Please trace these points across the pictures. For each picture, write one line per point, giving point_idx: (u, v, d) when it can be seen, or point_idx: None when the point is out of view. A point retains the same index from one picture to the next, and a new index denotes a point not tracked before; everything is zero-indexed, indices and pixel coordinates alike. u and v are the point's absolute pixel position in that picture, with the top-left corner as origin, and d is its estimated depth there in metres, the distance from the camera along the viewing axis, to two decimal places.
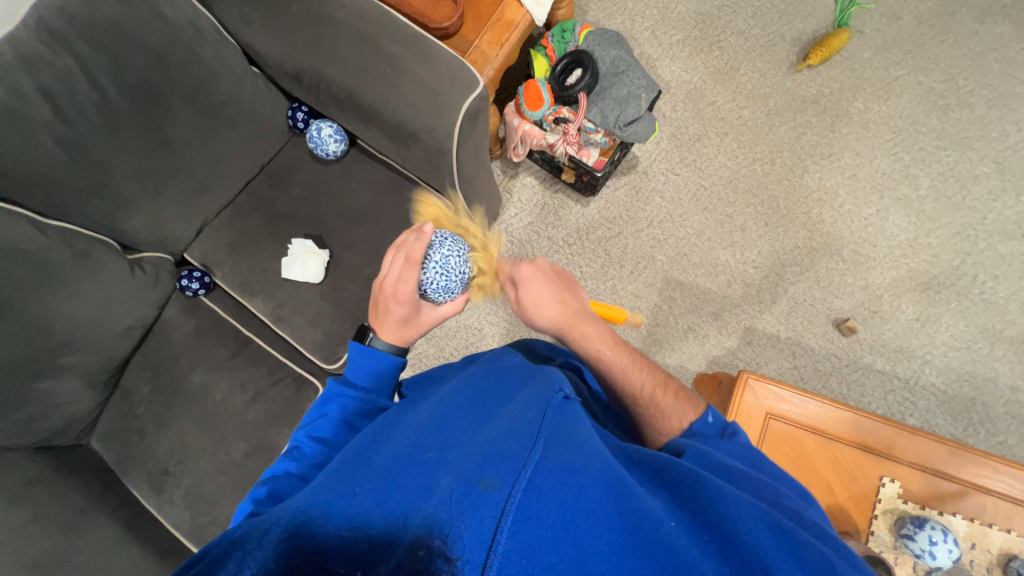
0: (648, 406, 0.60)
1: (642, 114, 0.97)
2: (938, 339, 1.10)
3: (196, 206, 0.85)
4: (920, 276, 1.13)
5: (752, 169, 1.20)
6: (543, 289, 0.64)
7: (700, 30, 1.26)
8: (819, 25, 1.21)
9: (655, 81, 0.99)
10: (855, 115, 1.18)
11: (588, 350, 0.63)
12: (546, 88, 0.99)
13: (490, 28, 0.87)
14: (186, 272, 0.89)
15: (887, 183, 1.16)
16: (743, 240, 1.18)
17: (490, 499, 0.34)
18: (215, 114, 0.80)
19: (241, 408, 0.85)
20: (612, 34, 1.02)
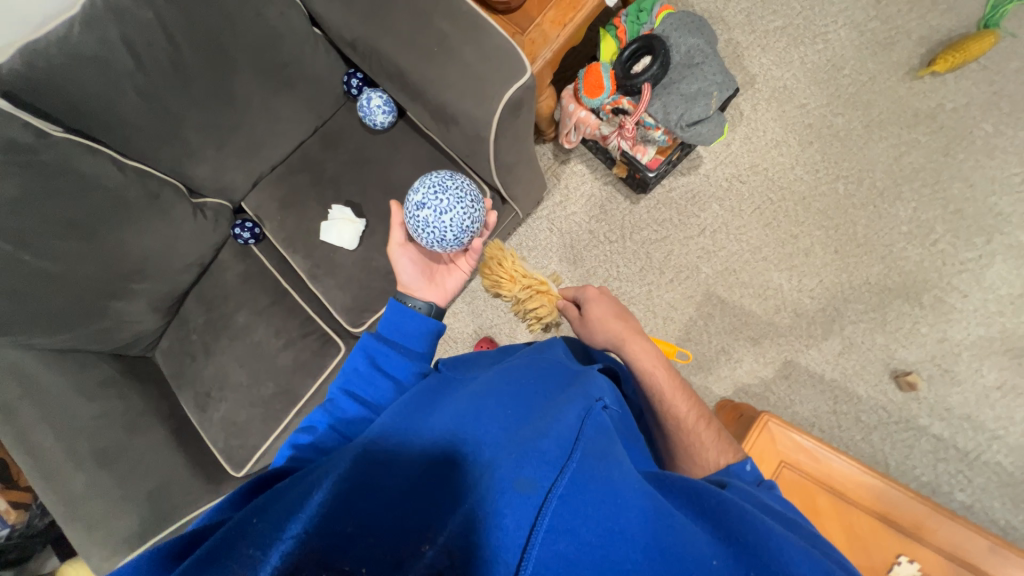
0: (689, 437, 0.61)
1: (710, 115, 0.88)
2: (1018, 415, 0.96)
3: (253, 161, 0.90)
4: (1013, 340, 0.97)
5: (833, 188, 1.06)
6: (609, 306, 0.74)
7: (804, 18, 1.10)
8: (957, 24, 1.01)
9: (733, 78, 0.88)
10: (978, 139, 1.00)
11: (640, 365, 0.67)
12: (608, 75, 0.92)
13: (555, 5, 0.81)
14: (240, 221, 0.96)
15: (1000, 226, 0.98)
16: (804, 265, 1.07)
17: (529, 502, 0.36)
18: (275, 74, 0.83)
19: (273, 352, 0.93)
20: (695, 18, 0.91)
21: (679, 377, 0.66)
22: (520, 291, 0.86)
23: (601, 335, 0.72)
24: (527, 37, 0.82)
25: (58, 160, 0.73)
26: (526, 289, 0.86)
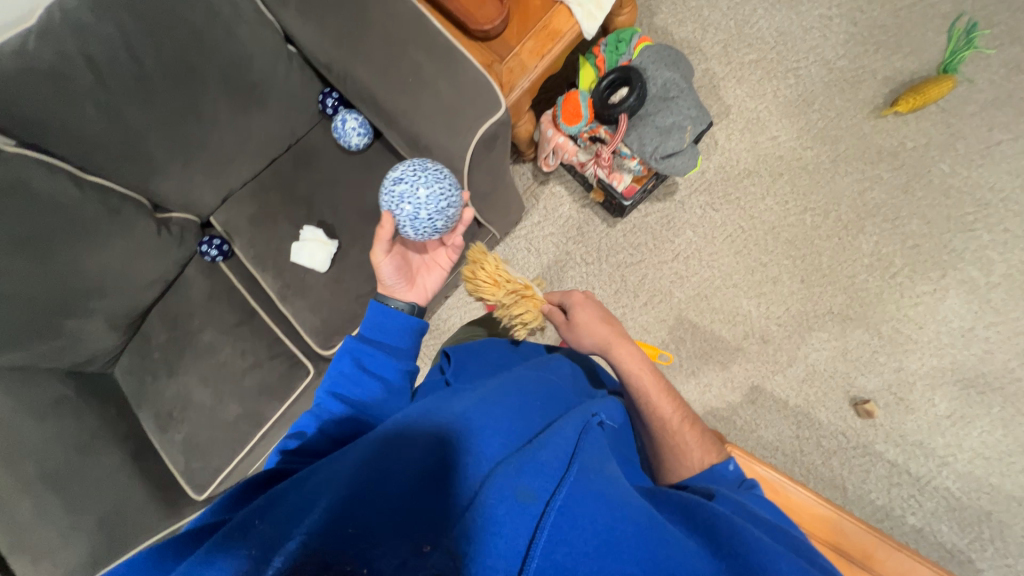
0: (676, 439, 0.63)
1: (683, 148, 0.90)
2: (967, 443, 1.01)
3: (222, 178, 0.88)
4: (964, 371, 1.02)
5: (801, 219, 1.10)
6: (595, 311, 0.74)
7: (778, 52, 1.13)
8: (919, 67, 1.06)
9: (707, 113, 0.90)
10: (936, 179, 1.04)
11: (627, 369, 0.69)
12: (585, 104, 0.94)
13: (533, 36, 0.82)
14: (208, 238, 0.94)
15: (955, 262, 1.03)
16: (772, 293, 1.10)
17: (527, 510, 0.37)
18: (247, 92, 0.81)
19: (239, 373, 0.90)
20: (671, 53, 0.93)
21: (663, 380, 0.68)
22: (506, 298, 0.78)
23: (590, 339, 0.73)
24: (505, 66, 0.82)
25: (9, 176, 0.70)
26: (512, 295, 0.79)
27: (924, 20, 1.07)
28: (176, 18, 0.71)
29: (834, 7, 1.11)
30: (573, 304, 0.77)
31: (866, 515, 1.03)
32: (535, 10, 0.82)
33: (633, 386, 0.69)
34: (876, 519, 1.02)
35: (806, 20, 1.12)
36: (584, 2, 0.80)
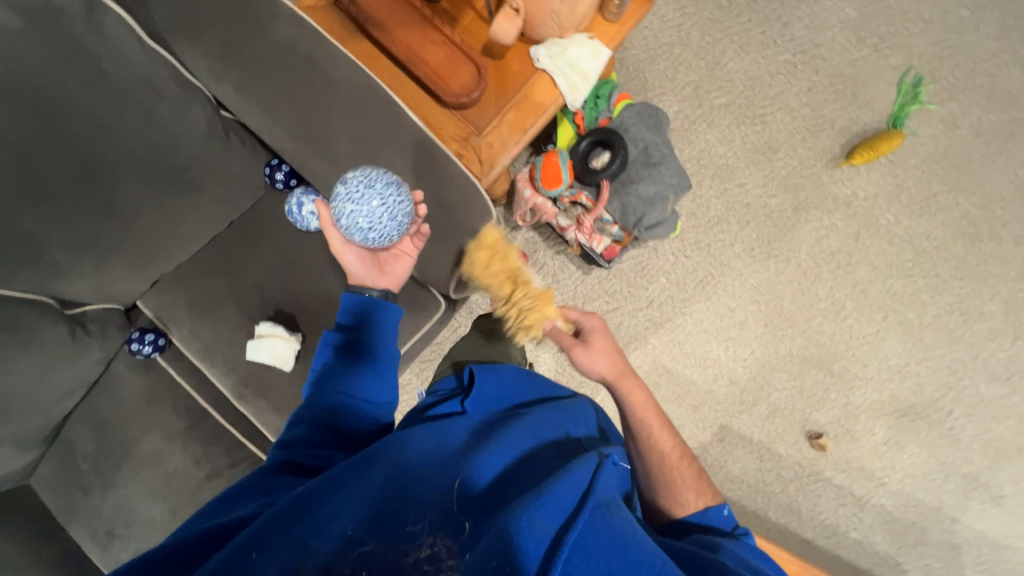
0: (671, 475, 0.61)
1: (666, 218, 0.88)
2: (899, 465, 1.14)
3: (148, 268, 0.75)
4: (900, 402, 1.13)
5: (766, 265, 1.14)
6: (605, 340, 0.67)
7: (746, 97, 1.13)
8: (872, 118, 1.11)
9: (687, 180, 0.88)
10: (882, 227, 1.12)
11: (628, 404, 0.66)
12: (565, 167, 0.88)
13: (513, 107, 0.75)
14: (138, 333, 0.81)
15: (895, 305, 1.12)
16: (739, 337, 1.15)
17: (536, 548, 0.40)
18: (175, 177, 0.70)
19: (194, 484, 0.80)
20: (651, 112, 0.90)
21: (664, 415, 0.66)
22: (519, 300, 0.74)
23: (604, 366, 0.65)
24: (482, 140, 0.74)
25: None
26: (526, 297, 0.74)
27: (878, 71, 1.11)
28: (70, 108, 0.61)
29: (798, 53, 1.12)
30: (589, 328, 0.68)
31: (816, 534, 1.15)
32: (515, 80, 0.76)
33: (635, 419, 0.66)
34: (824, 536, 1.15)
35: (772, 64, 1.12)
36: (569, 76, 0.73)
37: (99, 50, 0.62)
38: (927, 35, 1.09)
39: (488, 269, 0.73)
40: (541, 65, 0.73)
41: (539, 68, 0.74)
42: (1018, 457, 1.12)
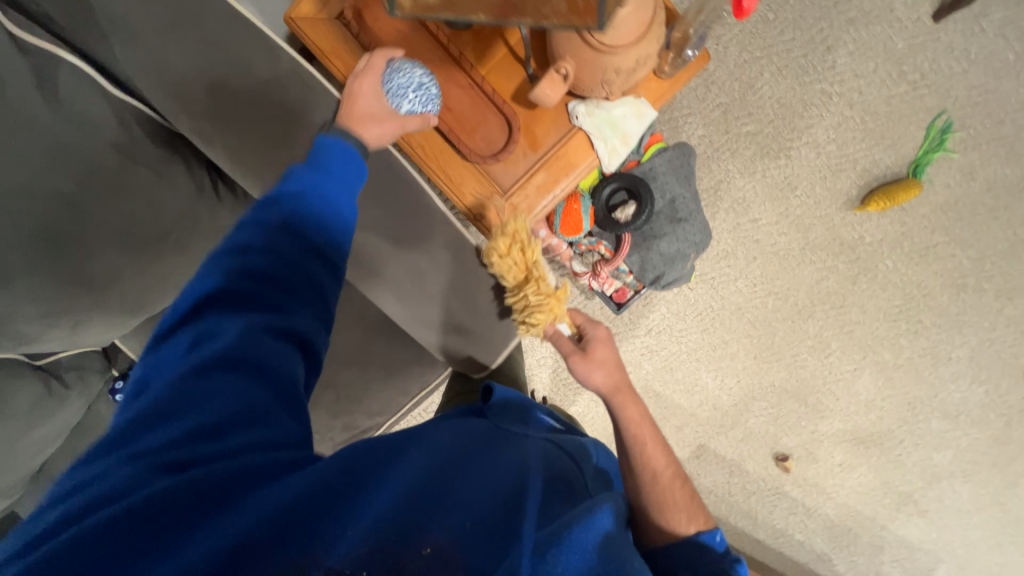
0: (664, 493, 0.61)
1: (682, 276, 0.87)
2: (847, 484, 1.27)
3: (127, 326, 0.75)
4: (860, 432, 1.24)
5: (764, 301, 1.16)
6: (609, 349, 0.78)
7: (774, 128, 1.07)
8: (895, 162, 1.08)
9: (710, 239, 0.86)
10: (880, 272, 1.14)
11: (624, 420, 0.71)
12: (587, 215, 0.83)
13: (542, 164, 0.75)
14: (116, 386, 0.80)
15: (875, 346, 1.18)
16: (728, 367, 1.20)
17: None
18: (151, 242, 0.70)
19: None
20: (685, 159, 0.84)
21: (660, 435, 0.69)
22: (530, 294, 0.76)
23: (600, 376, 0.75)
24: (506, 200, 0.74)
25: None
26: (538, 293, 0.76)
27: (909, 111, 1.06)
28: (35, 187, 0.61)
29: (835, 83, 1.05)
30: (594, 337, 0.79)
31: (766, 536, 1.30)
32: (544, 133, 0.75)
33: (631, 433, 0.69)
34: (773, 537, 1.30)
35: (807, 93, 1.06)
36: (609, 138, 0.72)
37: (86, 130, 0.65)
38: (966, 77, 1.04)
39: (511, 256, 0.74)
40: (580, 123, 0.72)
41: (574, 123, 0.73)
42: (950, 480, 1.27)
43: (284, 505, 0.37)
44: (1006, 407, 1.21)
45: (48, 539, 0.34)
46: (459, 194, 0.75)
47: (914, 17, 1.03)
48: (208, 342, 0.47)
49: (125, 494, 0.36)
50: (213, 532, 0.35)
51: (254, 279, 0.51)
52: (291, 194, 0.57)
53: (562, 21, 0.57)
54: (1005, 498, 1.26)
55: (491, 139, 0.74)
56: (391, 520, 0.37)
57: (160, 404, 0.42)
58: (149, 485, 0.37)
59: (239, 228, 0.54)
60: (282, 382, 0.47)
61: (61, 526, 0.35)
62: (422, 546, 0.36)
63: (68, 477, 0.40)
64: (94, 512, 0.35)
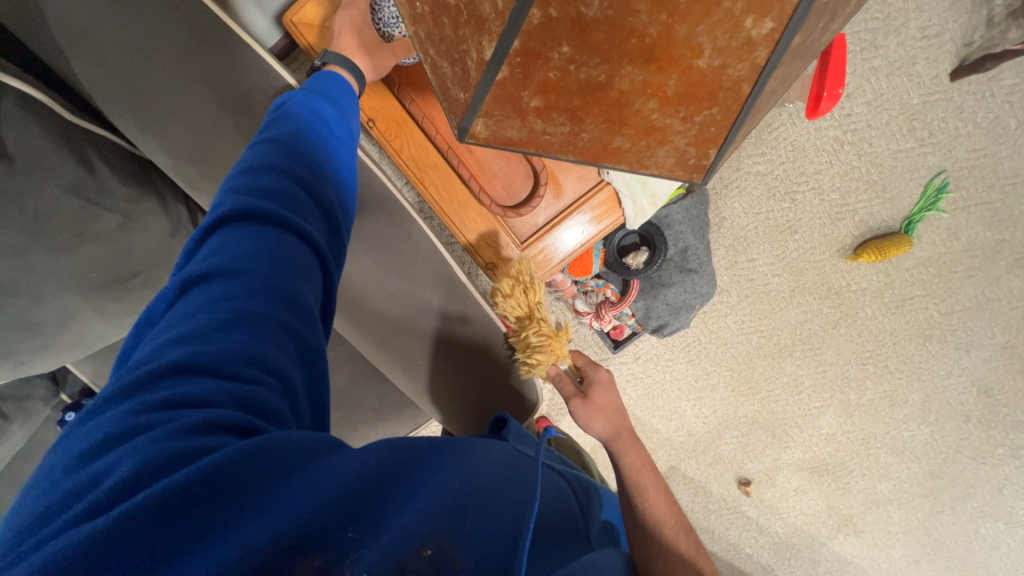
0: (671, 540, 0.60)
1: (683, 320, 1.04)
2: (798, 506, 1.29)
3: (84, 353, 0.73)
4: (816, 460, 1.27)
5: (749, 339, 1.19)
6: (613, 397, 0.76)
7: (784, 169, 1.09)
8: (890, 216, 1.10)
9: (714, 289, 1.02)
10: (859, 319, 1.17)
11: (629, 467, 0.69)
12: (598, 258, 0.95)
13: (562, 217, 0.77)
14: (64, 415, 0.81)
15: (842, 386, 1.22)
16: (707, 398, 1.23)
17: None
18: (122, 285, 0.71)
19: None
20: (700, 217, 0.99)
21: (661, 480, 0.68)
22: (531, 335, 0.70)
23: (600, 424, 0.74)
24: (523, 251, 0.77)
25: None
26: (539, 334, 0.70)
27: (912, 168, 1.07)
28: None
29: (849, 131, 1.07)
30: (595, 380, 0.77)
31: (720, 549, 1.31)
32: (567, 182, 0.76)
33: (633, 479, 0.68)
34: (725, 551, 1.31)
35: (819, 140, 1.08)
36: (638, 197, 0.76)
37: (36, 174, 0.60)
38: (969, 140, 1.05)
39: (514, 297, 0.70)
40: (608, 178, 0.74)
41: (603, 177, 0.75)
42: (886, 506, 1.27)
43: (331, 501, 0.30)
44: (945, 445, 1.23)
45: (55, 535, 0.26)
46: (477, 239, 0.78)
47: (934, 73, 1.03)
48: (220, 287, 0.38)
49: (146, 476, 0.28)
50: (265, 526, 0.28)
51: (266, 219, 0.42)
52: (304, 140, 0.50)
53: (665, 174, 0.47)
54: (933, 524, 1.26)
55: (513, 189, 0.75)
56: (409, 523, 0.31)
57: (172, 360, 0.33)
58: (177, 462, 0.29)
59: (246, 167, 0.45)
60: (307, 344, 0.40)
61: (70, 514, 0.27)
62: (421, 545, 0.30)
63: (64, 450, 0.31)
64: (109, 503, 0.27)
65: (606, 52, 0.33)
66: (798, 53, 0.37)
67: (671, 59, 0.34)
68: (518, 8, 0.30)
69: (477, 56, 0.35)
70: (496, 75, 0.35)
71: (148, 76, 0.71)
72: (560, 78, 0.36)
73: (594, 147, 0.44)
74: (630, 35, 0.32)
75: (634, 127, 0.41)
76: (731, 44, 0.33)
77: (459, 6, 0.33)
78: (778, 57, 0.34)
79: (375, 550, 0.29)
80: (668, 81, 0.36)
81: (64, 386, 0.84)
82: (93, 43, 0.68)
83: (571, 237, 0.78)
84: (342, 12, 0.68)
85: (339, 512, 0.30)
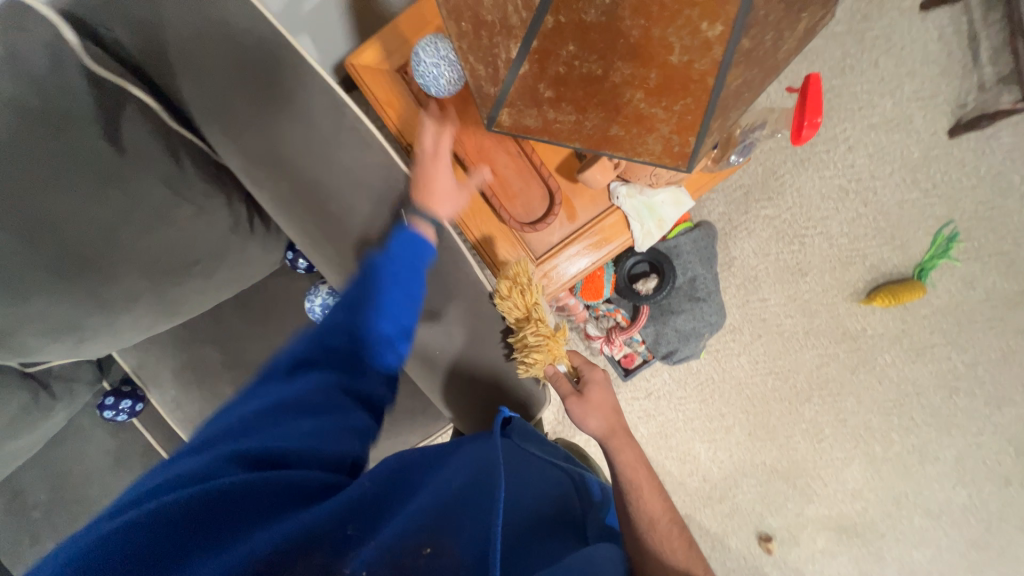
0: (661, 542, 0.61)
1: (693, 348, 1.05)
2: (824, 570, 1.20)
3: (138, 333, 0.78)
4: (843, 520, 1.19)
5: (764, 380, 1.17)
6: (608, 395, 0.77)
7: (790, 216, 1.11)
8: (901, 261, 1.12)
9: (722, 319, 1.04)
10: (878, 365, 1.16)
11: (622, 467, 0.70)
12: (609, 282, 0.98)
13: (575, 236, 0.82)
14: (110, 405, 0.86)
15: (867, 436, 1.18)
16: (722, 439, 1.20)
17: None
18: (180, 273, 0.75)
19: None
20: (708, 246, 1.03)
21: (655, 478, 0.69)
22: (529, 334, 0.73)
23: (595, 422, 0.74)
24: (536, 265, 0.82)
25: None
26: (537, 333, 0.73)
27: (919, 217, 1.11)
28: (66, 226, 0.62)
29: (853, 181, 1.10)
30: (591, 380, 0.78)
31: None
32: (580, 205, 0.82)
33: (627, 478, 0.69)
34: None
35: (828, 188, 1.11)
36: (646, 220, 0.81)
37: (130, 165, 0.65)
38: (975, 192, 1.09)
39: (511, 297, 0.74)
40: (617, 202, 0.80)
41: (613, 202, 0.80)
42: None
43: (334, 512, 0.35)
44: (985, 510, 1.15)
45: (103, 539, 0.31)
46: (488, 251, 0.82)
47: (933, 129, 1.08)
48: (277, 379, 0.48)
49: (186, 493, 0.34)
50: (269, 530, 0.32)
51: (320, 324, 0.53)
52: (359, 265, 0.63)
53: (655, 164, 0.50)
54: None
55: (530, 207, 0.81)
56: (400, 530, 0.36)
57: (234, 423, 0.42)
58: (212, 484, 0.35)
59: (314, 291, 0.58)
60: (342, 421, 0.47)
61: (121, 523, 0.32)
62: (415, 547, 0.34)
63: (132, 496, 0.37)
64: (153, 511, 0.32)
65: (601, 50, 0.43)
66: (753, 62, 0.41)
67: (650, 56, 0.41)
68: (535, 14, 0.42)
69: (507, 56, 0.48)
70: (520, 68, 0.47)
71: (212, 80, 0.66)
72: (567, 72, 0.46)
73: (592, 135, 0.50)
74: (618, 35, 0.41)
75: (626, 116, 0.47)
76: (694, 42, 0.39)
77: (495, 20, 0.46)
78: (732, 54, 0.38)
79: (372, 547, 0.33)
80: (650, 75, 0.43)
81: (107, 373, 0.89)
82: (202, 63, 0.65)
83: (580, 259, 0.83)
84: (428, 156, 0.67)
85: (342, 519, 0.35)
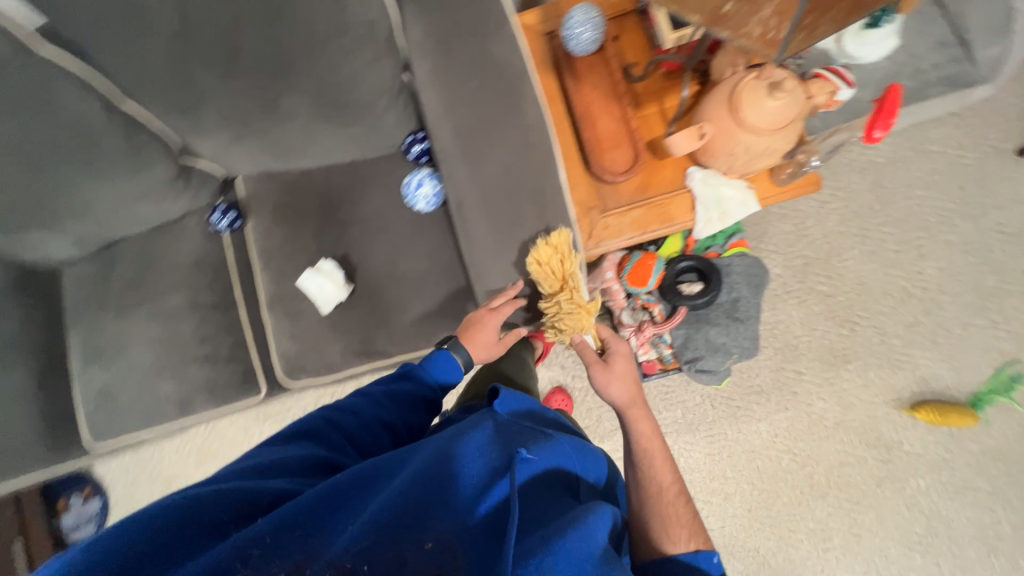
0: (665, 517, 0.60)
1: (719, 368, 1.00)
2: None
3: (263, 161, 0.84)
4: None
5: (779, 458, 1.11)
6: (629, 369, 0.74)
7: (845, 298, 1.12)
8: (956, 385, 1.07)
9: (755, 349, 0.99)
10: (909, 488, 1.07)
11: (636, 442, 0.68)
12: (656, 274, 0.94)
13: (644, 206, 0.76)
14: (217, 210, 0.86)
15: (881, 565, 1.06)
16: (717, 505, 1.12)
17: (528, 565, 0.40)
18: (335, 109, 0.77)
19: (179, 341, 0.84)
20: (758, 271, 0.98)
21: (668, 451, 0.67)
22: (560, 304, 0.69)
23: (618, 390, 0.72)
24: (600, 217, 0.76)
25: (37, 87, 0.67)
26: (570, 302, 0.68)
27: (984, 346, 1.08)
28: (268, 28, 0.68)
29: (917, 287, 1.11)
30: (616, 351, 0.76)
31: None
32: (665, 174, 0.76)
33: (639, 451, 0.66)
34: None
35: (886, 284, 1.12)
36: (710, 208, 0.74)
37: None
38: None
39: (546, 266, 0.68)
40: (690, 182, 0.75)
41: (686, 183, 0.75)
42: None
43: (315, 502, 0.42)
44: None
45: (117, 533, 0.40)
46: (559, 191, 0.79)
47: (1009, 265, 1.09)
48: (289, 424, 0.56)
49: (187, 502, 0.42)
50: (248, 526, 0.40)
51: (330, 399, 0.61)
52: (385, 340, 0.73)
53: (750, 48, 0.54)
54: None
55: (613, 158, 0.76)
56: (377, 511, 0.41)
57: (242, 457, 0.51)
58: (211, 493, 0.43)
59: None
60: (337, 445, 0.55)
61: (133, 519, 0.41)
62: (392, 531, 0.40)
63: None
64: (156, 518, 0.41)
65: None
66: None
67: None
68: None
69: None
70: None
71: None
72: None
73: (707, 10, 0.53)
74: None
75: None
76: None
77: None
78: None
79: (351, 531, 0.40)
80: None
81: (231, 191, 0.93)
82: None
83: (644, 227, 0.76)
84: (486, 309, 0.73)
85: (321, 512, 0.42)
